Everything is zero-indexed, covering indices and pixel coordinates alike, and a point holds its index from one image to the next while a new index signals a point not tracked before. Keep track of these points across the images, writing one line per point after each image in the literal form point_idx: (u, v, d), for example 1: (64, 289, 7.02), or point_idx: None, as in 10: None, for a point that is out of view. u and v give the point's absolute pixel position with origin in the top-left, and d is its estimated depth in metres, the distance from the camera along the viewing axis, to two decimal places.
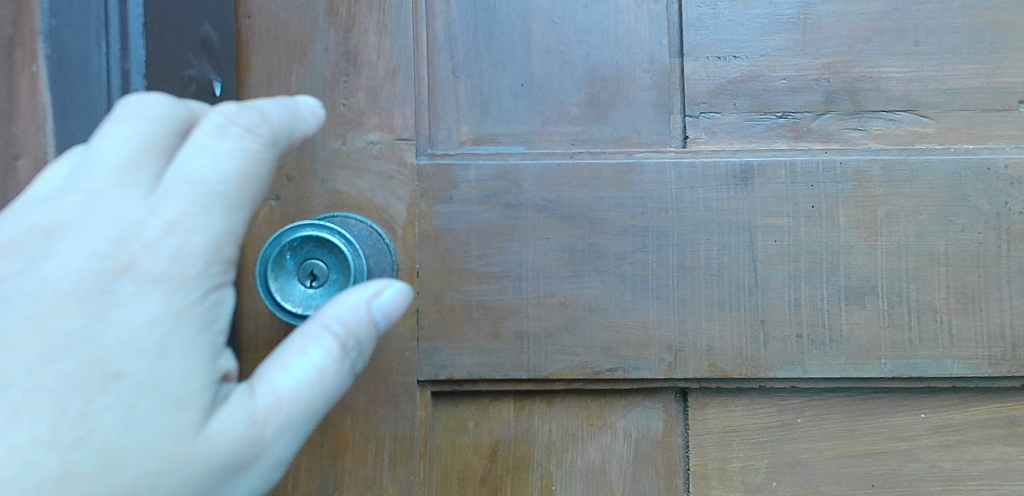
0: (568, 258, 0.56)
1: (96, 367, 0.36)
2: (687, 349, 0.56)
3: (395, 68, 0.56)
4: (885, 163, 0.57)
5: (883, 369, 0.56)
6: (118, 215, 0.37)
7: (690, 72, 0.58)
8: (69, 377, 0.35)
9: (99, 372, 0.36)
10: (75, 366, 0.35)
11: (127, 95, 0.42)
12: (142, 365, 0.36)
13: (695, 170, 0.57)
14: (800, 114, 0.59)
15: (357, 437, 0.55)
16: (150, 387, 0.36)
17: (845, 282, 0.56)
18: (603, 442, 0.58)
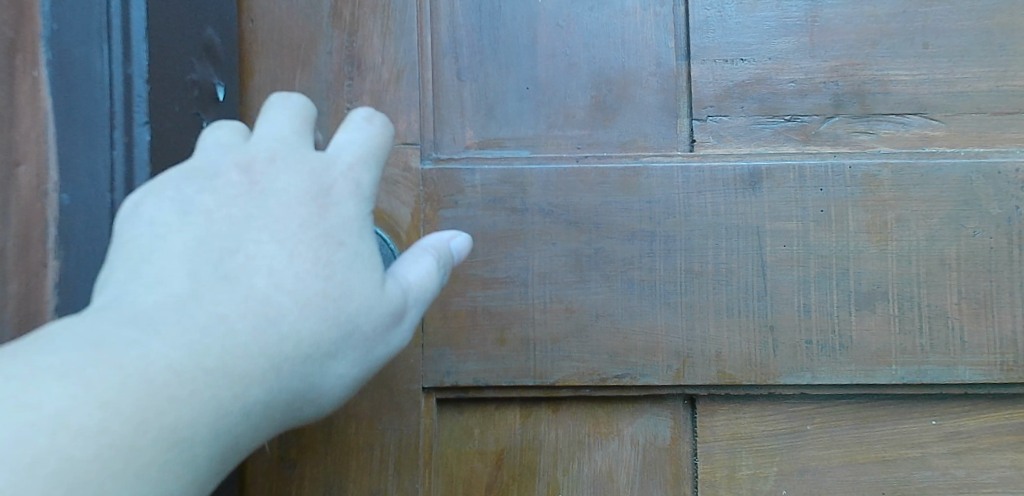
0: (575, 263, 0.55)
1: (304, 304, 0.35)
2: (695, 355, 0.55)
3: (400, 71, 0.56)
4: (895, 167, 0.56)
5: (893, 375, 0.56)
6: (318, 169, 0.38)
7: (697, 75, 0.58)
8: (278, 309, 0.35)
9: (310, 308, 0.36)
10: (276, 294, 0.35)
11: (130, 101, 0.42)
12: (343, 299, 0.37)
13: (702, 174, 0.56)
14: (809, 117, 0.58)
15: (361, 445, 0.54)
16: (341, 332, 0.36)
17: (855, 287, 0.56)
18: (610, 450, 0.57)
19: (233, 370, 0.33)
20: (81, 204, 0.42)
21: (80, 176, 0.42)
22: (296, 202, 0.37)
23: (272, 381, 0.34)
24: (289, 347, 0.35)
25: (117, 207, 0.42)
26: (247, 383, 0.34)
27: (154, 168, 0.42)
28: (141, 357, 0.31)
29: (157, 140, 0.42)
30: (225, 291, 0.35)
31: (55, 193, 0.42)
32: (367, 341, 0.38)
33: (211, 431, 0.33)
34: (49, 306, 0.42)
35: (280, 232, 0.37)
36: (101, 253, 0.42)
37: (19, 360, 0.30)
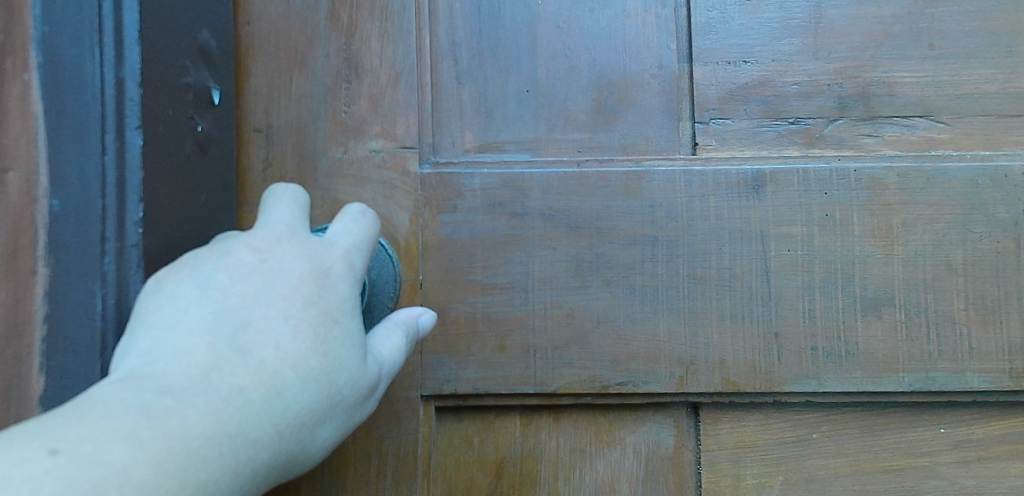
0: (576, 269, 0.55)
1: (309, 376, 0.37)
2: (698, 362, 0.54)
3: (398, 74, 0.55)
4: (901, 170, 0.55)
5: (901, 382, 0.55)
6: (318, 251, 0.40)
7: (699, 77, 0.57)
8: (285, 381, 0.37)
9: (314, 380, 0.38)
10: (285, 368, 0.37)
11: (122, 103, 0.41)
12: (338, 371, 0.38)
13: (705, 178, 0.55)
14: (813, 120, 0.57)
15: (358, 454, 0.54)
16: (335, 403, 0.38)
17: (861, 293, 0.55)
18: (612, 459, 0.56)
19: (251, 433, 0.35)
20: (74, 211, 0.40)
21: (70, 181, 0.40)
22: (299, 278, 0.39)
23: (277, 447, 0.36)
24: (295, 413, 0.37)
25: (108, 212, 0.40)
26: (259, 448, 0.35)
27: (146, 173, 0.41)
28: (172, 414, 0.33)
29: (149, 144, 0.42)
30: (240, 362, 0.36)
31: (45, 199, 0.40)
32: (352, 406, 0.40)
33: (230, 491, 0.34)
34: (38, 315, 0.39)
35: (287, 305, 0.38)
36: (94, 259, 0.40)
37: (58, 426, 0.31)
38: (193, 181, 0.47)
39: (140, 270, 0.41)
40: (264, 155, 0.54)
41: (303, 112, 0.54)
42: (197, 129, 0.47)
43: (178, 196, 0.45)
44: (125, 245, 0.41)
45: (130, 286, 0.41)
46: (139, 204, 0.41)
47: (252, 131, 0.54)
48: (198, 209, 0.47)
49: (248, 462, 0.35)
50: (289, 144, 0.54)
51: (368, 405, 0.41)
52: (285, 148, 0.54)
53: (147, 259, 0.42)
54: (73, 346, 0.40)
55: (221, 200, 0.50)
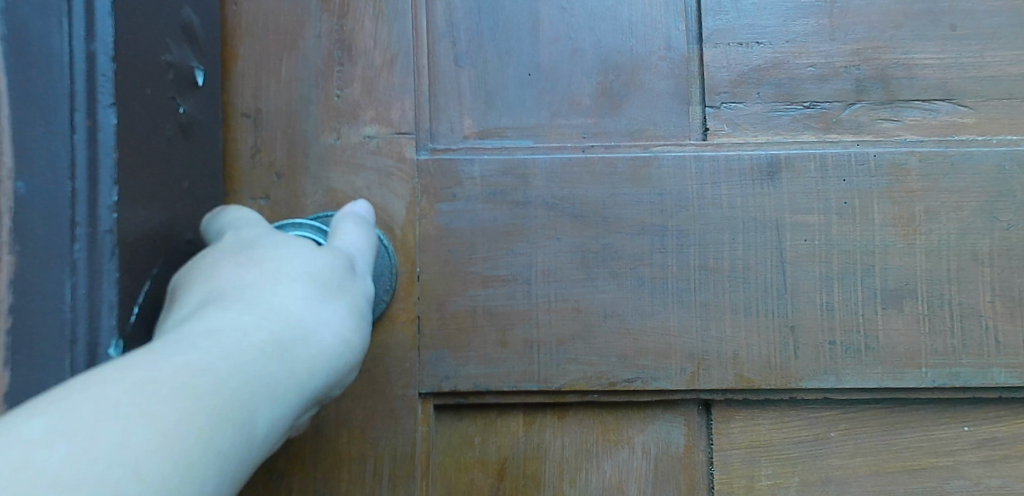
0: (581, 260, 0.52)
1: (268, 281, 0.37)
2: (710, 358, 0.52)
3: (393, 56, 0.52)
4: (923, 155, 0.53)
5: (924, 378, 0.52)
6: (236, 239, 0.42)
7: (709, 60, 0.54)
8: (247, 293, 0.36)
9: (275, 278, 0.37)
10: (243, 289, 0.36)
11: (93, 78, 0.38)
12: (294, 263, 0.38)
13: (717, 164, 0.52)
14: (829, 103, 0.54)
15: (353, 455, 0.51)
16: (308, 284, 0.37)
17: (882, 285, 0.52)
18: (619, 459, 0.53)
19: (234, 330, 0.33)
20: (42, 194, 0.37)
21: (41, 168, 0.37)
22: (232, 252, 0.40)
23: (274, 332, 0.34)
24: (274, 308, 0.35)
25: (78, 195, 0.38)
26: (251, 334, 0.33)
27: (120, 153, 0.39)
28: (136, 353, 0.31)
29: (123, 123, 0.40)
30: (207, 305, 0.35)
31: (9, 181, 0.35)
32: (336, 298, 0.38)
33: (237, 382, 0.31)
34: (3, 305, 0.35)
35: (229, 265, 0.38)
36: (63, 247, 0.38)
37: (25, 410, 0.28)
38: (174, 165, 0.45)
39: (115, 257, 0.39)
40: (252, 141, 0.51)
41: (294, 96, 0.52)
42: (179, 110, 0.45)
43: (156, 181, 0.43)
44: (98, 231, 0.39)
45: (103, 276, 0.39)
46: (113, 188, 0.39)
47: (240, 115, 0.51)
48: (179, 196, 0.45)
49: (263, 361, 0.33)
50: (279, 129, 0.52)
51: (357, 295, 0.40)
52: (275, 134, 0.51)
53: (122, 245, 0.40)
54: (40, 339, 0.37)
55: (203, 187, 0.48)
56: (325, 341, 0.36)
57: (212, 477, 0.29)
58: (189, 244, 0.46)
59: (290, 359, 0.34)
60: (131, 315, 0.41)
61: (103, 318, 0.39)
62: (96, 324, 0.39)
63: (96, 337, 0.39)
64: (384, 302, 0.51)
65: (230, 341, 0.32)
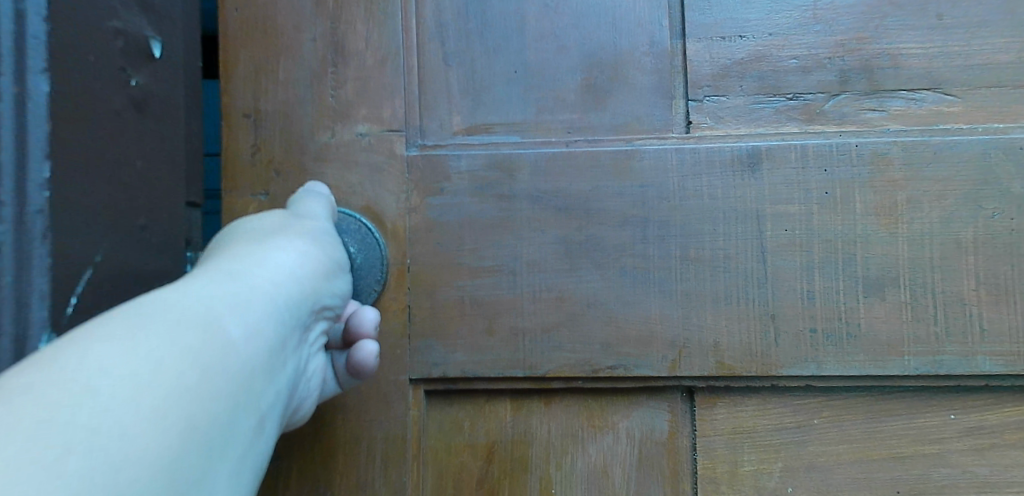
0: (565, 251, 0.53)
1: (217, 250, 0.44)
2: (691, 345, 0.53)
3: (384, 57, 0.55)
4: (905, 145, 0.53)
5: (907, 366, 0.53)
6: None
7: (693, 54, 0.55)
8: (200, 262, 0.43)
9: (222, 246, 0.45)
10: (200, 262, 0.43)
11: (24, 41, 0.39)
12: (239, 228, 0.46)
13: (698, 156, 0.54)
14: (813, 95, 0.55)
15: (348, 437, 0.54)
16: (251, 235, 0.45)
17: (863, 273, 0.53)
18: (605, 444, 0.55)
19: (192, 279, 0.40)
20: None
21: None
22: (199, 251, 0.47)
23: (227, 269, 0.41)
24: (224, 257, 0.43)
25: (6, 165, 0.38)
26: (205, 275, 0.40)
27: (53, 121, 0.40)
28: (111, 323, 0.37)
29: (57, 90, 0.40)
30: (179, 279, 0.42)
31: None
32: (282, 238, 0.45)
33: (200, 309, 0.38)
34: None
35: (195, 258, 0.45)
36: None
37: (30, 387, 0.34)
38: (122, 141, 0.45)
39: (44, 240, 0.39)
40: (252, 139, 0.54)
41: (291, 97, 0.54)
42: (131, 83, 0.46)
43: (99, 153, 0.43)
44: (26, 211, 0.39)
45: (31, 261, 0.39)
46: (43, 161, 0.39)
47: (241, 116, 0.55)
48: (136, 181, 0.46)
49: (215, 289, 0.39)
50: (277, 129, 0.54)
51: (306, 229, 0.47)
52: (273, 133, 0.54)
53: (53, 226, 0.40)
54: None
55: (159, 169, 0.49)
56: (277, 268, 0.43)
57: (191, 369, 0.35)
58: (140, 229, 0.47)
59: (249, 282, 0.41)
60: (67, 305, 0.41)
61: (30, 308, 0.39)
62: (25, 314, 0.39)
63: (25, 327, 0.39)
64: (374, 293, 0.54)
65: (181, 283, 0.39)
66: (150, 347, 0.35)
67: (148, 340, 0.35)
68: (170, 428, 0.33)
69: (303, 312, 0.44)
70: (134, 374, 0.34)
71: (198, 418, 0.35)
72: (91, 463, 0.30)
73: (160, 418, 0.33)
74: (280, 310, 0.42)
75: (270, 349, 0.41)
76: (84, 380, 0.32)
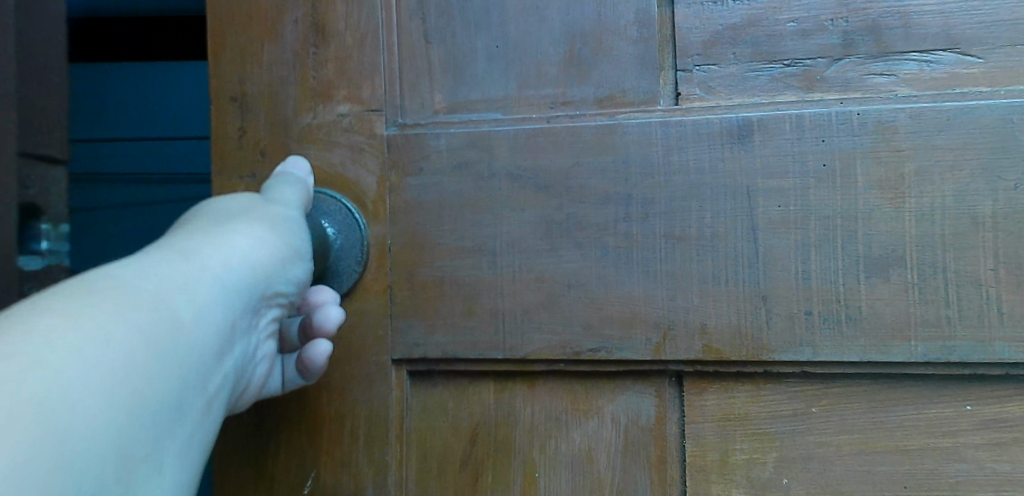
0: (545, 230, 0.52)
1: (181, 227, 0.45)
2: (676, 328, 0.51)
3: (364, 36, 0.54)
4: (913, 112, 0.49)
5: (913, 352, 0.48)
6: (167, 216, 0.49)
7: (681, 20, 0.53)
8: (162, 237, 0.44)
9: (187, 223, 0.45)
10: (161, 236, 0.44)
11: None
12: (206, 207, 0.47)
13: (684, 129, 0.51)
14: (813, 60, 0.51)
15: (332, 415, 0.54)
16: (217, 215, 0.46)
17: (865, 252, 0.49)
18: (589, 428, 0.53)
19: (153, 255, 0.41)
20: None
21: None
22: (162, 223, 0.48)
23: (187, 249, 0.42)
24: (187, 236, 0.44)
25: None
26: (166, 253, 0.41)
27: None
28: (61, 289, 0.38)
29: None
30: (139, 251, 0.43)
31: None
32: (242, 223, 0.46)
33: (159, 287, 0.39)
34: None
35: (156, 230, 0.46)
36: None
37: None
38: None
39: None
40: (239, 122, 0.55)
41: (274, 79, 0.55)
42: None
43: None
44: None
45: None
46: None
47: (228, 99, 0.55)
48: None
49: (170, 269, 0.40)
50: (262, 111, 0.55)
51: (269, 214, 0.47)
52: (258, 115, 0.55)
53: None
54: None
55: None
56: (232, 254, 0.44)
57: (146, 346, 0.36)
58: None
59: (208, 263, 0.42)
60: None
61: None
62: None
63: None
64: (355, 273, 0.54)
65: (135, 261, 0.40)
66: (103, 318, 0.35)
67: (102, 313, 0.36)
68: (118, 404, 0.34)
69: (258, 296, 0.45)
70: (86, 344, 0.34)
71: (148, 397, 0.36)
72: (42, 429, 0.31)
73: (112, 392, 0.34)
74: (231, 296, 0.43)
75: (223, 332, 0.42)
76: (33, 349, 0.33)
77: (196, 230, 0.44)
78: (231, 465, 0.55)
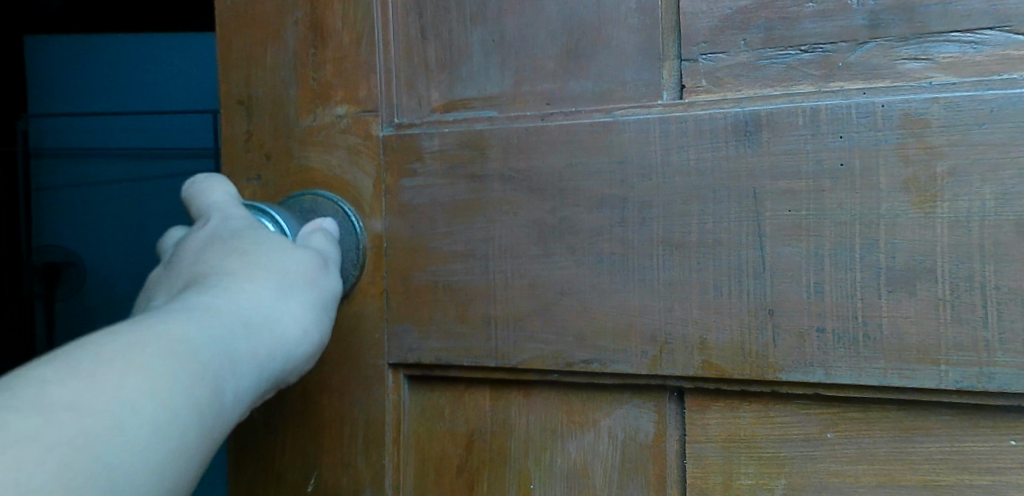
0: (537, 235, 0.49)
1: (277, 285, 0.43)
2: (674, 341, 0.47)
3: (360, 34, 0.53)
4: (948, 103, 0.43)
5: (943, 378, 0.43)
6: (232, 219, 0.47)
7: (687, 5, 0.48)
8: (255, 292, 0.42)
9: (283, 285, 0.43)
10: (255, 285, 0.42)
11: None
12: (302, 270, 0.45)
13: (685, 126, 0.47)
14: (834, 45, 0.46)
15: (334, 417, 0.55)
16: (306, 296, 0.44)
17: (888, 264, 0.43)
18: (585, 441, 0.51)
19: (244, 337, 0.39)
20: None
21: None
22: (245, 238, 0.45)
23: (269, 342, 0.41)
24: (276, 316, 0.42)
25: None
26: (253, 342, 0.40)
27: None
28: (160, 336, 0.35)
29: None
30: (227, 295, 0.41)
31: None
32: (302, 291, 0.44)
33: (234, 386, 0.38)
34: None
35: (247, 256, 0.43)
36: None
37: (65, 372, 0.32)
38: None
39: None
40: (245, 126, 0.56)
41: (276, 82, 0.55)
42: None
43: None
44: None
45: None
46: None
47: (235, 103, 0.56)
48: None
49: (237, 341, 0.39)
50: (266, 114, 0.55)
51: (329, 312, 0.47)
52: (262, 119, 0.56)
53: None
54: None
55: None
56: (288, 330, 0.43)
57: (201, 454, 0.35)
58: None
59: (270, 363, 0.41)
60: None
61: None
62: None
63: None
64: (352, 277, 0.53)
65: (232, 341, 0.38)
66: (190, 416, 0.34)
67: (181, 385, 0.34)
68: None
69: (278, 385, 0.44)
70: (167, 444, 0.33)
71: None
72: None
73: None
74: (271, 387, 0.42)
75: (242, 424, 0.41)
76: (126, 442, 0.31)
77: (262, 287, 0.42)
78: (243, 459, 0.57)
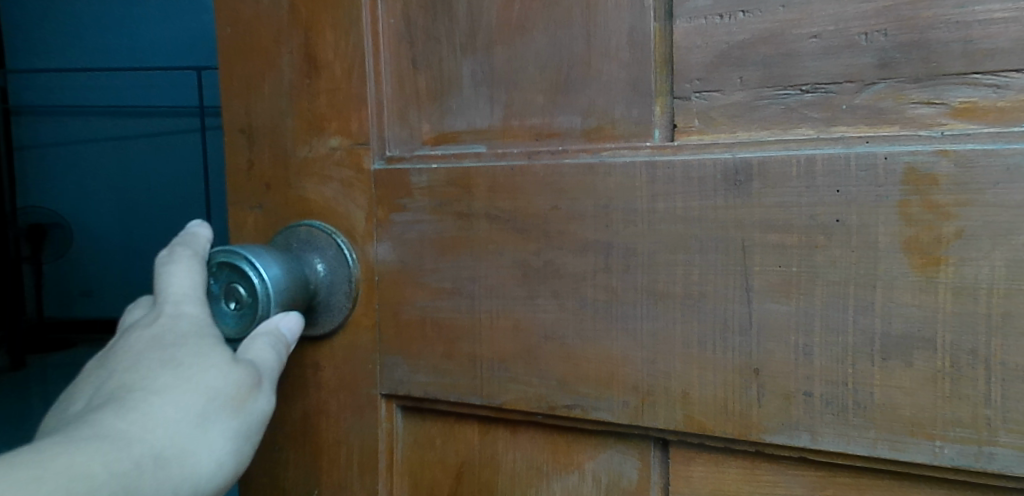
0: (521, 276, 0.48)
1: (216, 418, 0.44)
2: (656, 393, 0.45)
3: (351, 65, 0.52)
4: (958, 155, 0.39)
5: (937, 453, 0.40)
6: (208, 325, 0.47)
7: (681, 37, 0.45)
8: (193, 426, 0.42)
9: (223, 420, 0.44)
10: (197, 417, 0.43)
11: None
12: (248, 410, 0.46)
13: (673, 171, 0.44)
14: (838, 85, 0.42)
15: (332, 440, 0.56)
16: (239, 433, 0.45)
17: (883, 328, 0.41)
18: (570, 482, 0.50)
19: (158, 477, 0.40)
20: None
21: None
22: (211, 350, 0.45)
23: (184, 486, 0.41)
24: (202, 457, 0.42)
25: None
26: (165, 485, 0.40)
27: None
28: (76, 477, 0.36)
29: None
30: (164, 425, 0.41)
31: None
32: (227, 414, 0.44)
33: None
34: None
35: (206, 377, 0.44)
36: None
37: None
38: None
39: None
40: (248, 155, 0.57)
41: (275, 111, 0.55)
42: None
43: None
44: None
45: None
46: None
47: (238, 132, 0.57)
48: None
49: (138, 475, 0.39)
50: (267, 144, 0.56)
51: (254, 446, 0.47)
52: (263, 148, 0.56)
53: None
54: None
55: None
56: (206, 457, 0.43)
57: None
58: None
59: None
60: None
61: None
62: None
63: None
64: (346, 308, 0.54)
65: (140, 487, 0.39)
66: None
67: None
68: None
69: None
70: None
71: None
72: None
73: None
74: None
75: None
76: None
77: (191, 409, 0.43)
78: (251, 473, 0.60)
